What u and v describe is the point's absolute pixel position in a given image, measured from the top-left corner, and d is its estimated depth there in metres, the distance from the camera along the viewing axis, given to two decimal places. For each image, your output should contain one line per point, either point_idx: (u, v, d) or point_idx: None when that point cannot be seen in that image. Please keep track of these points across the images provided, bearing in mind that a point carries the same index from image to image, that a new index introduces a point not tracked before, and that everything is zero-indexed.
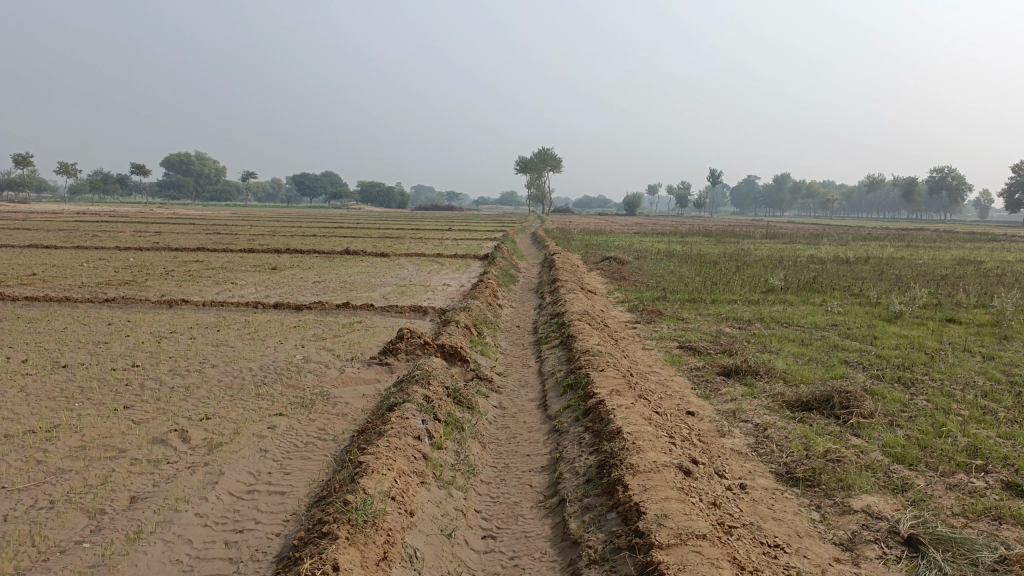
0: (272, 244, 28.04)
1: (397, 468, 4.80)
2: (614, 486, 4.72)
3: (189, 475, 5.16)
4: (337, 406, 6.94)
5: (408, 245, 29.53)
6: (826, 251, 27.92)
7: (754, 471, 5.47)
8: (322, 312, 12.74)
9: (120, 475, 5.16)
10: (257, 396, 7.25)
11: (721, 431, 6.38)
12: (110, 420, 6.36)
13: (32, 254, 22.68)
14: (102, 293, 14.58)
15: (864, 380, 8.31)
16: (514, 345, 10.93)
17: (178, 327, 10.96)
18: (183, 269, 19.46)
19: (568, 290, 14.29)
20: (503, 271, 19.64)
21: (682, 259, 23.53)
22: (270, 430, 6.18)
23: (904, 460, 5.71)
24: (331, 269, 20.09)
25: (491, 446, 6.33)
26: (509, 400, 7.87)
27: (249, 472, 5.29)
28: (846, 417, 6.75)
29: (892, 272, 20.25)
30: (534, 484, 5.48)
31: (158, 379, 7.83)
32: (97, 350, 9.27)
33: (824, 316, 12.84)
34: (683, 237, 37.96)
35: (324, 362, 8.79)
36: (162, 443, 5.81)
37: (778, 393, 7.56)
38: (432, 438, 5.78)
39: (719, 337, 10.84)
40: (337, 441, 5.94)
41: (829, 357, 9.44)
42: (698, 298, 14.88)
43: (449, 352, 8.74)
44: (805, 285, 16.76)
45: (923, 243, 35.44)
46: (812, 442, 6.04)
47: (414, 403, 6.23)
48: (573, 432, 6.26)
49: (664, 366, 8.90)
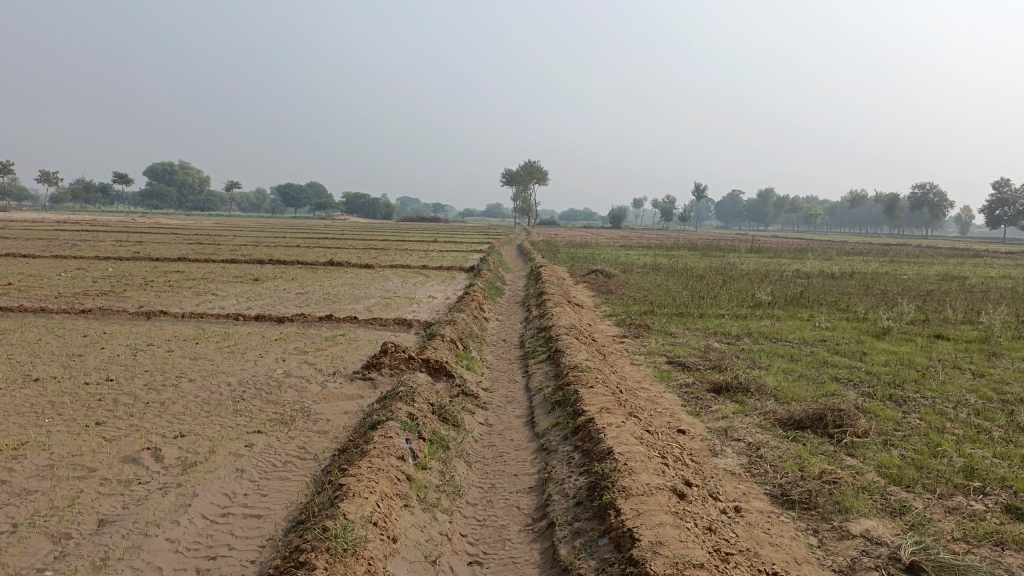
0: (256, 254, 27.77)
1: (379, 490, 4.60)
2: (605, 510, 4.54)
3: (161, 497, 4.92)
4: (318, 423, 6.72)
5: (393, 257, 29.32)
6: (811, 266, 27.97)
7: (748, 493, 5.31)
8: (304, 324, 12.50)
9: (88, 497, 4.92)
10: (235, 412, 7.02)
11: (713, 451, 6.22)
12: (80, 438, 6.11)
13: (9, 263, 22.30)
14: (78, 304, 14.26)
15: (856, 397, 8.19)
16: (500, 359, 10.75)
17: (155, 340, 10.68)
18: (163, 280, 19.13)
19: (555, 304, 14.15)
20: (489, 283, 19.48)
21: (669, 273, 23.47)
22: (248, 448, 5.95)
23: (900, 482, 5.57)
24: (314, 281, 19.85)
25: (477, 466, 6.14)
26: (496, 417, 7.68)
27: (225, 493, 5.06)
28: (839, 436, 6.61)
29: (878, 288, 20.25)
30: (522, 505, 5.29)
31: (133, 395, 7.57)
32: (71, 364, 9.00)
33: (813, 331, 12.75)
34: (669, 250, 37.95)
35: (305, 376, 8.56)
36: (134, 462, 5.58)
37: (770, 410, 7.42)
38: (416, 458, 5.58)
39: (707, 352, 10.71)
40: (317, 460, 5.72)
41: (819, 374, 9.33)
42: (685, 312, 14.77)
43: (434, 367, 8.54)
44: (792, 299, 16.71)
45: (907, 258, 35.56)
46: (806, 463, 5.89)
47: (397, 421, 6.02)
48: (561, 451, 6.08)
49: (653, 382, 8.75)
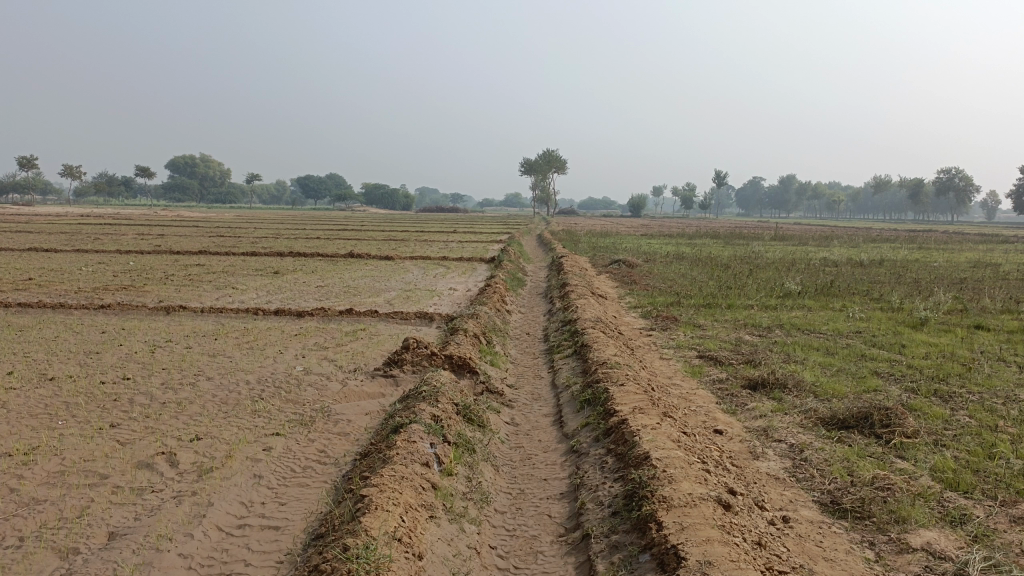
0: (276, 247, 27.62)
1: (404, 502, 4.32)
2: (646, 523, 4.22)
3: (176, 507, 4.68)
4: (338, 424, 6.46)
5: (412, 247, 29.04)
6: (838, 253, 27.36)
7: (795, 501, 4.97)
8: (324, 319, 12.28)
9: (99, 507, 4.69)
10: (253, 413, 6.78)
11: (754, 453, 5.89)
12: (93, 441, 5.89)
13: (31, 258, 22.27)
14: (98, 299, 14.14)
15: (899, 394, 7.80)
16: (524, 354, 10.44)
17: (173, 336, 10.50)
18: (184, 273, 19.02)
19: (579, 295, 13.81)
20: (510, 275, 19.16)
21: (693, 262, 23.03)
22: (265, 452, 5.70)
23: (958, 488, 5.20)
24: (334, 273, 19.63)
25: (505, 470, 5.85)
26: (522, 416, 7.38)
27: (241, 503, 4.81)
28: (888, 437, 6.25)
29: (910, 276, 19.67)
30: (553, 514, 4.99)
31: (149, 394, 7.35)
32: (87, 362, 8.81)
33: (847, 322, 12.32)
34: (690, 239, 37.39)
35: (325, 374, 8.31)
36: (148, 468, 5.34)
37: (811, 408, 7.06)
38: (442, 464, 5.28)
39: (739, 345, 10.34)
40: (338, 466, 5.45)
41: (859, 368, 8.93)
42: (713, 303, 14.37)
43: (457, 363, 8.25)
44: (822, 289, 16.22)
45: (937, 244, 34.70)
46: (855, 467, 5.54)
47: (421, 424, 5.72)
48: (594, 454, 5.77)
49: (685, 378, 8.42)
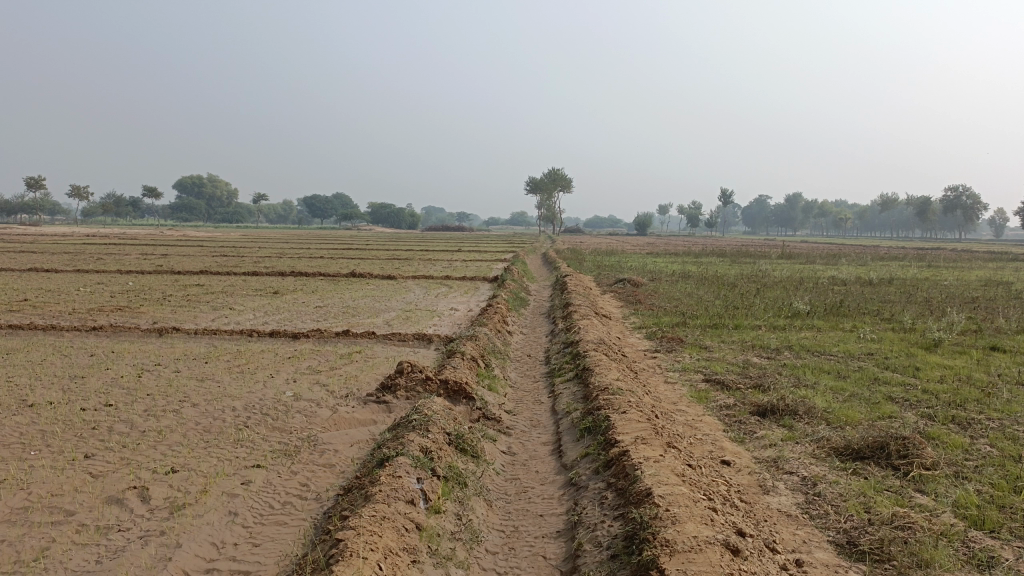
0: (278, 266, 27.37)
1: (383, 546, 3.99)
2: (646, 569, 3.86)
3: (141, 549, 4.35)
4: (324, 455, 6.14)
5: (415, 267, 28.79)
6: (848, 272, 26.92)
7: (809, 542, 4.62)
8: (320, 341, 11.97)
9: (59, 548, 4.36)
10: (236, 442, 6.45)
11: (764, 487, 5.54)
12: (64, 474, 5.58)
13: (30, 278, 22.06)
14: (91, 320, 13.86)
15: (916, 421, 7.42)
16: (524, 377, 10.11)
17: (163, 359, 10.20)
18: (182, 294, 18.77)
19: (582, 316, 13.50)
20: (513, 294, 18.88)
21: (699, 281, 22.69)
22: (244, 487, 5.37)
23: (983, 526, 4.82)
24: (334, 293, 19.33)
25: (499, 504, 5.51)
26: (519, 445, 7.03)
27: (212, 544, 4.47)
28: (906, 469, 5.89)
29: (921, 295, 19.30)
30: (548, 555, 4.64)
31: (129, 422, 7.03)
32: (70, 387, 8.51)
33: (858, 344, 11.95)
34: (696, 257, 37.03)
35: (315, 399, 7.98)
36: (118, 504, 5.02)
37: (823, 437, 6.70)
38: (429, 501, 4.94)
39: (747, 368, 9.98)
40: (319, 502, 5.13)
41: (872, 393, 8.56)
42: (720, 324, 14.01)
43: (453, 389, 7.92)
44: (832, 309, 15.87)
45: (946, 262, 34.27)
46: (872, 504, 5.18)
47: (408, 456, 5.38)
48: (593, 488, 5.42)
49: (691, 404, 8.07)
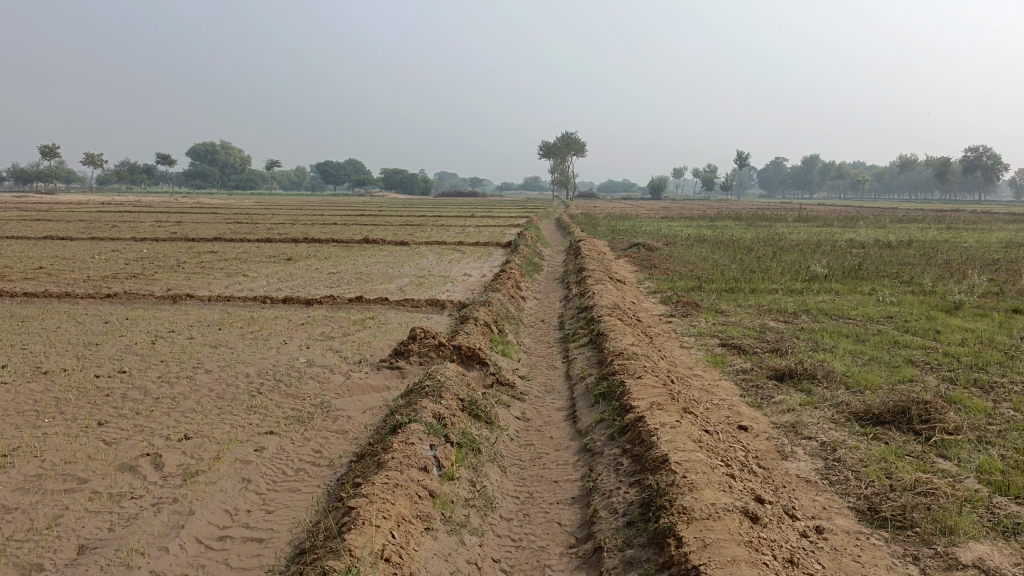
0: (291, 233, 27.31)
1: (395, 514, 3.93)
2: (663, 538, 3.79)
3: (153, 517, 4.33)
4: (338, 421, 6.10)
5: (428, 233, 28.61)
6: (866, 235, 26.51)
7: (829, 509, 4.54)
8: (333, 307, 11.92)
9: (72, 516, 4.35)
10: (250, 408, 6.43)
11: (782, 453, 5.45)
12: (78, 441, 5.57)
13: (46, 246, 22.13)
14: (105, 287, 13.87)
15: (937, 385, 7.29)
16: (538, 342, 10.05)
17: (177, 326, 10.18)
18: (196, 261, 18.75)
19: (596, 280, 13.37)
20: (527, 259, 18.75)
21: (715, 245, 22.44)
22: (257, 453, 5.34)
23: (1007, 492, 4.71)
24: (347, 259, 19.28)
25: (513, 471, 5.46)
26: (533, 410, 6.98)
27: (225, 511, 4.45)
28: (928, 434, 5.78)
29: (940, 257, 19.01)
30: (563, 522, 4.59)
31: (143, 389, 7.02)
32: (85, 354, 8.51)
33: (877, 307, 11.77)
34: (711, 221, 36.60)
35: (328, 365, 7.95)
36: (130, 471, 5.00)
37: (842, 401, 6.59)
38: (442, 468, 4.89)
39: (764, 332, 9.85)
40: (332, 468, 5.09)
41: (892, 357, 8.43)
42: (736, 288, 13.84)
43: (466, 354, 7.86)
44: (850, 272, 15.65)
45: (965, 224, 33.78)
46: (893, 469, 5.09)
47: (421, 423, 5.32)
48: (608, 454, 5.35)
49: (707, 368, 7.98)
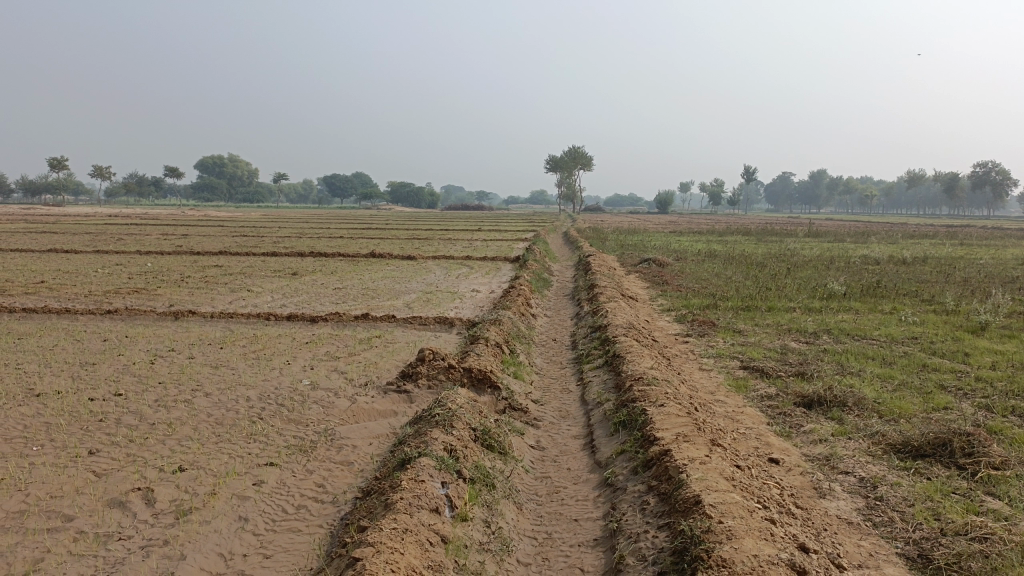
0: (297, 247, 27.03)
1: (404, 566, 3.58)
2: None
3: (141, 562, 3.98)
4: (342, 451, 5.74)
5: (436, 247, 28.30)
6: (880, 251, 26.05)
7: (876, 556, 4.16)
8: (338, 324, 11.59)
9: (53, 560, 4.00)
10: (249, 436, 6.08)
11: (820, 490, 5.08)
12: (65, 473, 5.22)
13: (49, 260, 21.89)
14: (106, 302, 13.56)
15: (973, 412, 6.90)
16: (550, 363, 9.69)
17: (177, 344, 9.85)
18: (200, 275, 18.47)
19: (609, 298, 13.02)
20: (536, 275, 18.42)
21: (727, 261, 22.05)
22: (256, 488, 4.98)
23: None
24: (354, 274, 18.96)
25: (530, 507, 5.09)
26: (548, 438, 6.61)
27: (219, 556, 4.09)
28: (973, 469, 5.39)
29: (958, 274, 18.59)
30: (587, 569, 4.22)
31: (138, 414, 6.68)
32: (80, 375, 8.19)
33: (900, 327, 11.38)
34: (722, 236, 36.22)
35: (333, 388, 7.61)
36: (120, 508, 4.65)
37: (877, 432, 6.20)
38: (455, 509, 4.53)
39: (785, 353, 9.49)
40: (336, 506, 4.73)
41: (923, 381, 8.05)
42: (752, 306, 13.47)
43: (477, 378, 7.50)
44: (868, 289, 15.25)
45: (978, 240, 33.36)
46: (941, 510, 4.70)
47: (431, 458, 4.95)
48: (633, 490, 4.98)
49: (729, 393, 7.62)
